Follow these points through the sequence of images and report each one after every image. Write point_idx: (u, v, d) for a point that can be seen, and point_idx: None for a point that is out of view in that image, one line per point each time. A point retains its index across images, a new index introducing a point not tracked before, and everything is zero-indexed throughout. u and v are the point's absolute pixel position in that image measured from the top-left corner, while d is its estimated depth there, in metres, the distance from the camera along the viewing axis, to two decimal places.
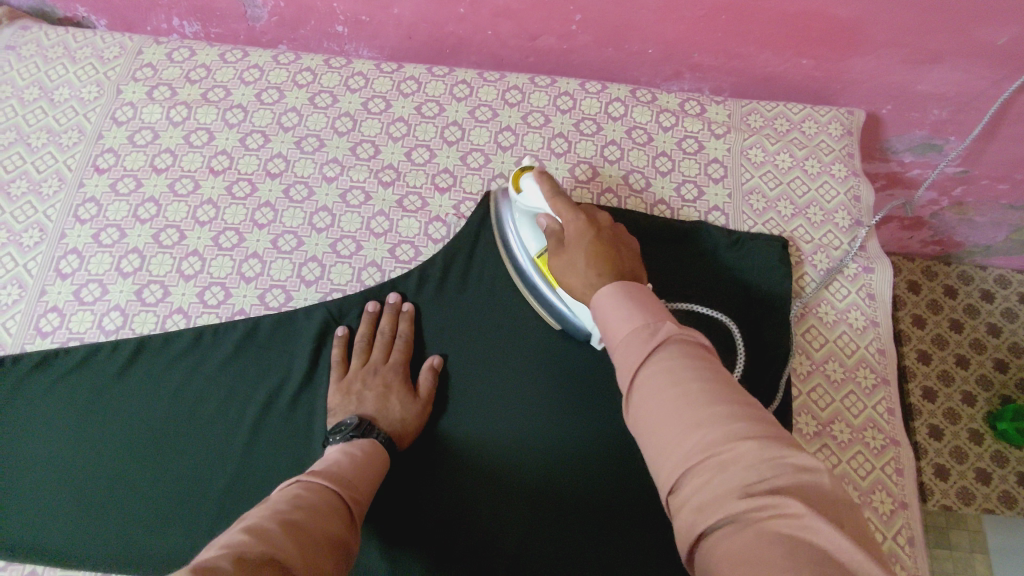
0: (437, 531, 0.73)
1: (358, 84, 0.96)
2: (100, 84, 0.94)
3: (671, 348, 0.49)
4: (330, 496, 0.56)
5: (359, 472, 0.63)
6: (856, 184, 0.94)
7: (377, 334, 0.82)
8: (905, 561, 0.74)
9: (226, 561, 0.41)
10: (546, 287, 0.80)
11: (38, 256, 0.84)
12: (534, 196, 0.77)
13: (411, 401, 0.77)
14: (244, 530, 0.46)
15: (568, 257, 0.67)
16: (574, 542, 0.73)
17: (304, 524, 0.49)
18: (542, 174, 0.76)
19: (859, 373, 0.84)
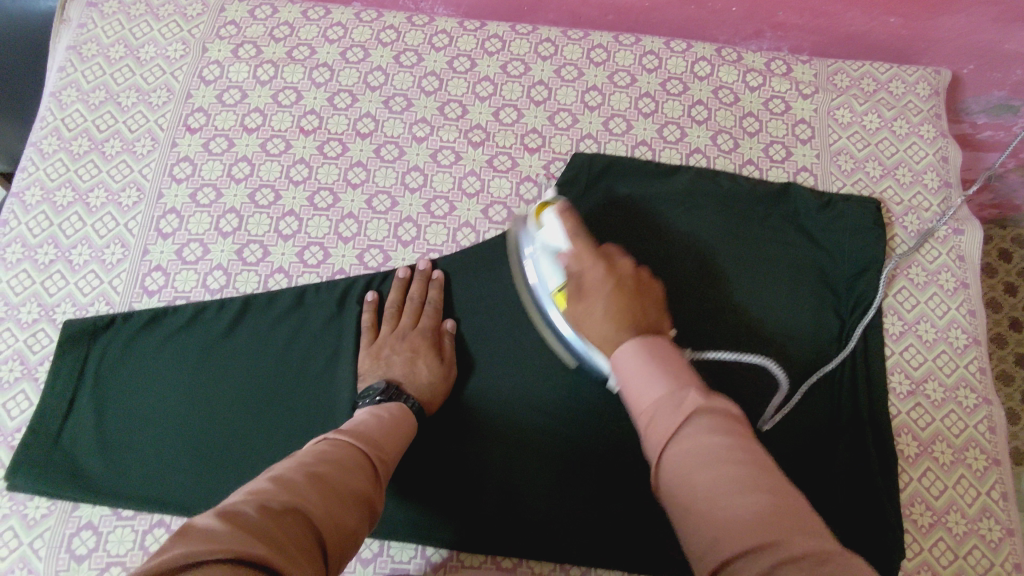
0: (459, 496, 0.75)
1: (442, 42, 0.96)
2: (185, 42, 0.94)
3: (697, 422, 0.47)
4: (353, 453, 0.58)
5: (388, 433, 0.65)
6: (944, 145, 0.94)
7: (407, 300, 0.82)
8: (999, 516, 0.76)
9: (249, 507, 0.47)
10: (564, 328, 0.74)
11: (138, 215, 0.85)
12: (555, 232, 0.71)
13: (439, 368, 0.77)
14: (272, 478, 0.51)
15: (587, 307, 0.63)
16: (585, 528, 0.74)
17: (329, 477, 0.53)
18: (565, 210, 0.71)
19: (951, 334, 0.84)
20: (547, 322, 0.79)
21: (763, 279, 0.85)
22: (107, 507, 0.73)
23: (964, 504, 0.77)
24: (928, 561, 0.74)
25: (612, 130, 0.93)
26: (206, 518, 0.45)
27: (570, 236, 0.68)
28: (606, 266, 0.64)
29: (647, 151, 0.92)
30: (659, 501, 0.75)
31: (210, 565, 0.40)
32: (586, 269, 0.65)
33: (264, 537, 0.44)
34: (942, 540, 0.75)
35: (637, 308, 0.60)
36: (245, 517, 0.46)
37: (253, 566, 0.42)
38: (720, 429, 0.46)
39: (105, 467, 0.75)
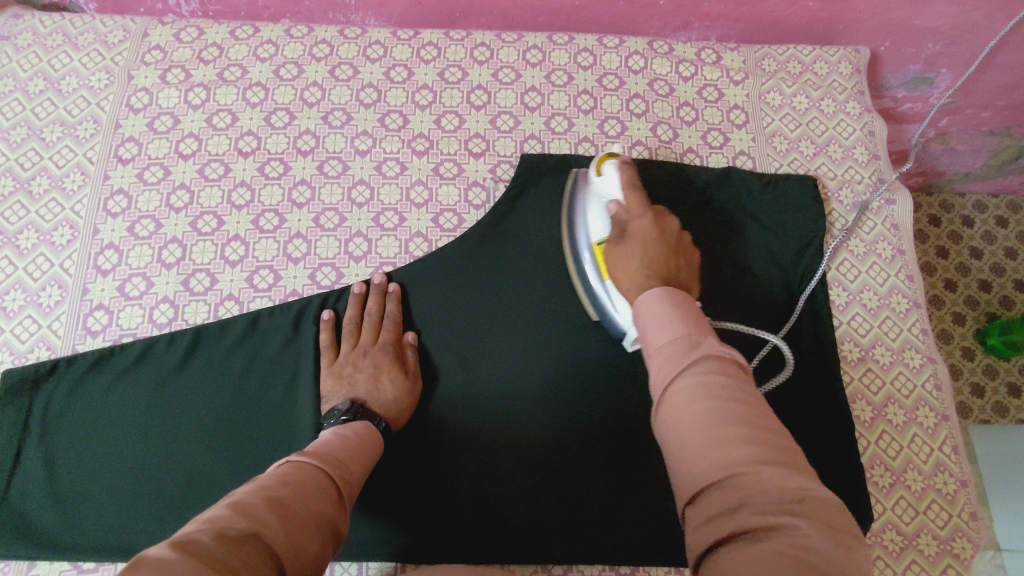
0: (433, 509, 0.74)
1: (377, 53, 0.95)
2: (109, 71, 0.91)
3: (713, 362, 0.48)
4: (315, 474, 0.57)
5: (352, 454, 0.64)
6: (870, 120, 0.98)
7: (365, 315, 0.81)
8: (952, 468, 0.80)
9: (206, 535, 0.45)
10: (594, 279, 0.76)
11: (74, 254, 0.82)
12: (612, 181, 0.75)
13: (403, 382, 0.76)
14: (230, 505, 0.50)
15: (627, 249, 0.69)
16: (557, 529, 0.74)
17: (289, 500, 0.52)
18: (625, 164, 0.75)
19: (893, 300, 0.88)
20: (575, 267, 0.80)
21: (717, 262, 0.87)
22: (66, 562, 0.70)
23: (920, 461, 0.80)
24: (892, 519, 0.77)
25: (555, 129, 0.94)
26: (161, 549, 0.43)
27: (625, 188, 0.73)
28: (653, 219, 0.70)
29: (590, 147, 0.93)
30: (630, 491, 0.76)
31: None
32: (633, 218, 0.71)
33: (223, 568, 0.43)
34: (903, 499, 0.78)
35: (673, 256, 0.67)
36: (202, 546, 0.44)
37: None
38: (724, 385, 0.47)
39: (61, 520, 0.71)
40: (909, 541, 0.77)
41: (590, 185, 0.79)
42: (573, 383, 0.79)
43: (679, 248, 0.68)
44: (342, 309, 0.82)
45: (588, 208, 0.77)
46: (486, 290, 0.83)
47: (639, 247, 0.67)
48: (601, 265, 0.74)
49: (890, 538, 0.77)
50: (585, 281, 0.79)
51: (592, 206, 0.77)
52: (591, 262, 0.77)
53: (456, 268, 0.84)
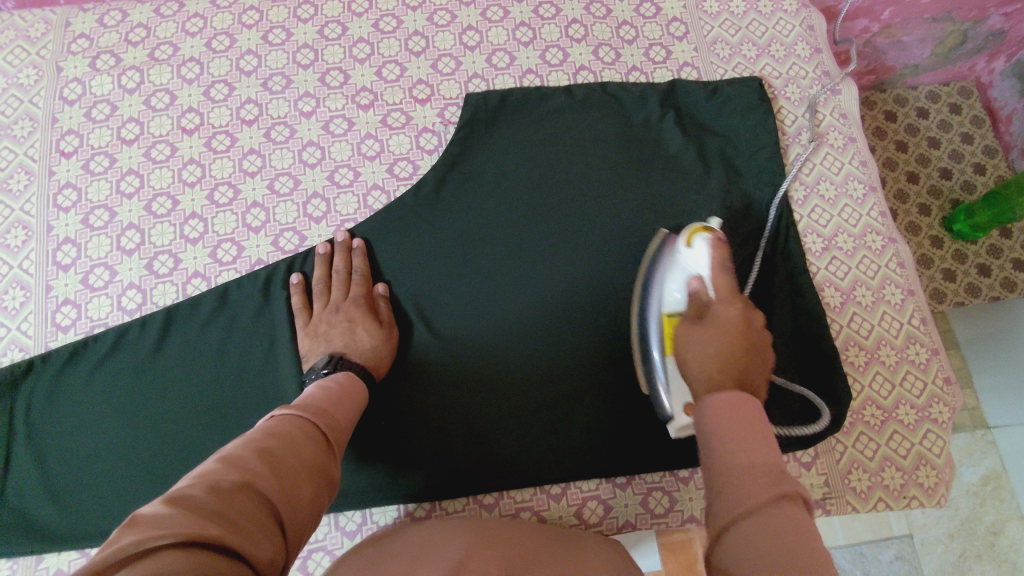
0: (428, 449, 0.76)
1: (307, 12, 0.94)
2: (37, 66, 0.89)
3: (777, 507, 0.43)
4: (306, 427, 0.58)
5: (338, 402, 0.65)
6: (808, 15, 0.98)
7: (333, 274, 0.81)
8: (924, 340, 0.82)
9: (198, 488, 0.46)
10: (653, 350, 0.72)
11: (31, 253, 0.81)
12: (700, 258, 0.71)
13: (380, 332, 0.77)
14: (221, 458, 0.51)
15: (702, 332, 0.63)
16: (550, 449, 0.76)
17: (278, 449, 0.53)
18: (718, 242, 0.71)
19: (849, 188, 0.89)
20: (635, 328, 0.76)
21: (675, 172, 0.88)
22: (73, 551, 0.71)
23: (891, 337, 0.82)
24: (871, 396, 0.80)
25: (497, 65, 0.93)
26: (154, 505, 0.43)
27: (718, 266, 0.69)
28: (740, 308, 0.64)
29: (535, 78, 0.93)
30: (614, 401, 0.77)
31: (163, 550, 0.39)
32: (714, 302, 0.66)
33: (216, 516, 0.44)
34: (879, 374, 0.81)
35: (745, 355, 0.60)
36: (195, 498, 0.45)
37: (207, 547, 0.41)
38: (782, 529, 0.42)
39: (61, 513, 0.72)
40: (889, 413, 0.79)
41: (671, 253, 0.75)
42: (553, 311, 0.81)
43: (757, 349, 0.62)
44: (309, 272, 0.82)
45: (666, 275, 0.74)
46: (451, 233, 0.84)
47: (720, 335, 0.61)
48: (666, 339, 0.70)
49: (871, 413, 0.79)
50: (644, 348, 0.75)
51: (673, 277, 0.73)
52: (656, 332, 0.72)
53: (420, 216, 0.84)
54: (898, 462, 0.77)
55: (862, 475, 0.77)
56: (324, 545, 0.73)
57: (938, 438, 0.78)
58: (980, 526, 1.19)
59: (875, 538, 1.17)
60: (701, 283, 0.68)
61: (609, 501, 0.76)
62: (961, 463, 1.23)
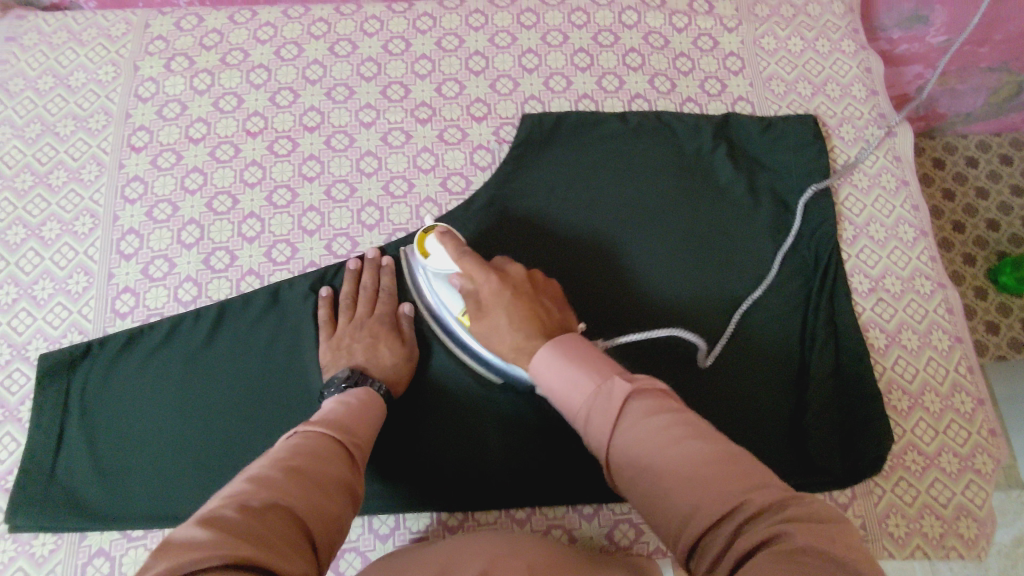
0: (452, 473, 0.76)
1: (374, 27, 0.97)
2: (115, 64, 0.93)
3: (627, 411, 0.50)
4: (330, 444, 0.59)
5: (361, 420, 0.66)
6: (865, 56, 0.99)
7: (360, 289, 0.82)
8: (969, 388, 0.81)
9: (229, 509, 0.47)
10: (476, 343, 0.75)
11: (96, 241, 0.84)
12: (439, 261, 0.73)
13: (401, 350, 0.78)
14: (248, 479, 0.51)
15: (491, 320, 0.66)
16: (577, 475, 0.76)
17: (305, 467, 0.54)
18: (444, 233, 0.74)
19: (900, 230, 0.89)
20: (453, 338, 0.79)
21: (724, 204, 0.88)
22: (117, 531, 0.73)
23: (936, 383, 0.81)
24: (913, 441, 0.79)
25: (554, 88, 0.95)
26: (190, 529, 0.44)
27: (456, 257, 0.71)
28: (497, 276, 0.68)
29: (590, 103, 0.94)
30: None
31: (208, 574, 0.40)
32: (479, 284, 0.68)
33: (250, 537, 0.45)
34: (923, 420, 0.80)
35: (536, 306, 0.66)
36: (227, 519, 0.46)
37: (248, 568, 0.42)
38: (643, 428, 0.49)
39: (108, 494, 0.74)
40: (931, 460, 0.78)
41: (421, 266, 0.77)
42: (591, 331, 0.81)
43: (534, 299, 0.67)
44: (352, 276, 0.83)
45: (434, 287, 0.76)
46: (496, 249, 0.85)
47: (502, 314, 0.65)
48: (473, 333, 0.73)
49: (912, 459, 0.78)
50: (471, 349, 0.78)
51: (439, 286, 0.75)
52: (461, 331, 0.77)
53: (466, 232, 0.86)
54: (938, 511, 0.76)
55: (900, 521, 0.76)
56: (358, 546, 0.74)
57: (980, 489, 0.77)
58: None
59: None
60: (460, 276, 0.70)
61: (640, 525, 0.75)
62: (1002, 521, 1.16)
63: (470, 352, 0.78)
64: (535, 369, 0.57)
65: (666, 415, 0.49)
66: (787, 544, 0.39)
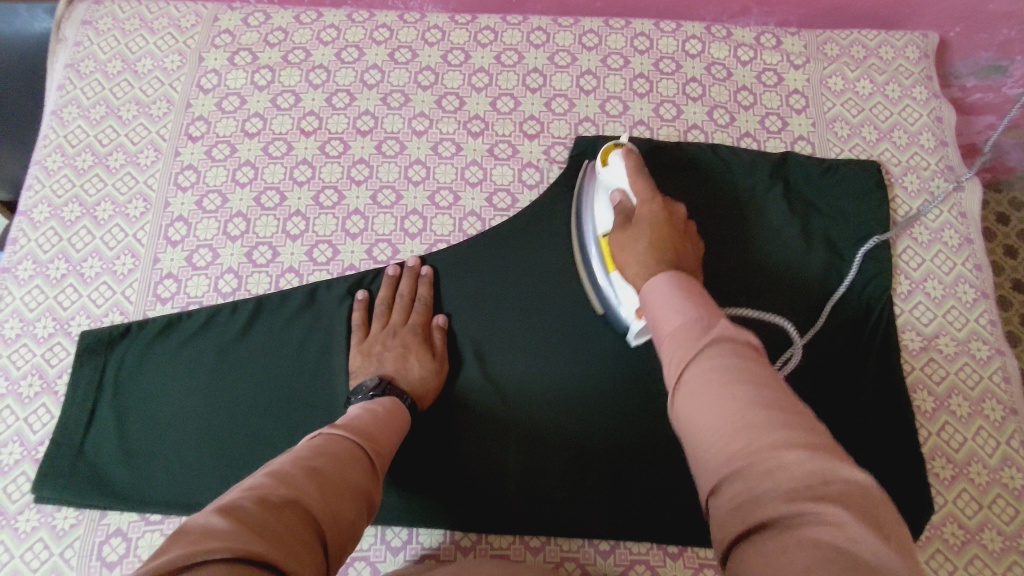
0: (469, 489, 0.75)
1: (435, 37, 0.97)
2: (182, 53, 0.95)
3: (710, 348, 0.46)
4: (352, 449, 0.58)
5: (383, 429, 0.65)
6: (937, 105, 0.95)
7: (396, 297, 0.82)
8: (1020, 463, 0.77)
9: (248, 501, 0.47)
10: (600, 271, 0.76)
11: (146, 225, 0.86)
12: (617, 172, 0.74)
13: (431, 363, 0.78)
14: (268, 474, 0.51)
15: (632, 234, 0.66)
16: (597, 509, 0.74)
17: (326, 470, 0.54)
18: (631, 153, 0.74)
19: (959, 289, 0.85)
20: (581, 257, 0.80)
21: (772, 245, 0.86)
22: (134, 513, 0.73)
23: (984, 454, 0.77)
24: (954, 512, 0.75)
25: (609, 112, 0.94)
26: (206, 513, 0.44)
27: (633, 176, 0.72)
28: (662, 205, 0.68)
29: (645, 130, 0.93)
30: (669, 468, 0.75)
31: (215, 563, 0.40)
32: (642, 203, 0.69)
33: (264, 533, 0.44)
34: (966, 492, 0.76)
35: (678, 240, 0.65)
36: (245, 510, 0.46)
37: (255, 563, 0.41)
38: (720, 365, 0.45)
39: (131, 475, 0.75)
40: (972, 535, 0.74)
41: (596, 175, 0.78)
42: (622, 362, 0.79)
43: (685, 239, 0.66)
44: (393, 284, 0.83)
45: (595, 199, 0.77)
46: (532, 269, 0.84)
47: (648, 230, 0.65)
48: (606, 258, 0.74)
49: (951, 531, 0.74)
50: (592, 273, 0.79)
51: (600, 200, 0.76)
52: (599, 255, 0.76)
53: (510, 249, 0.85)
54: None
55: None
56: (368, 555, 0.73)
57: None
58: None
59: None
60: (624, 194, 0.71)
61: (659, 570, 0.72)
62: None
63: (589, 277, 0.80)
64: (646, 288, 0.55)
65: (744, 365, 0.44)
66: (815, 528, 0.34)
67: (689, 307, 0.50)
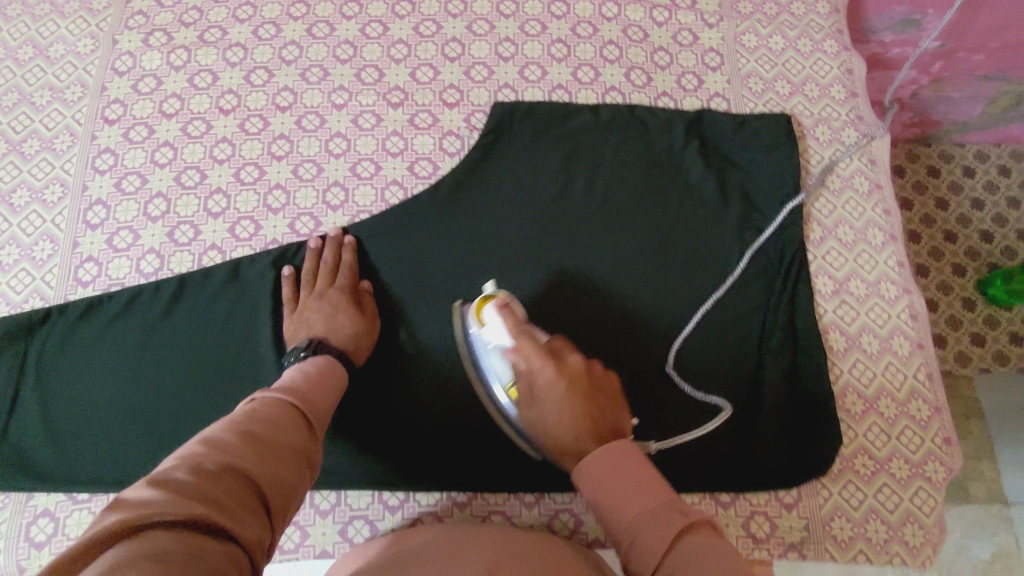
0: (412, 449, 0.77)
1: (352, 10, 0.97)
2: (94, 37, 0.94)
3: (685, 547, 0.44)
4: (285, 410, 0.56)
5: (315, 390, 0.63)
6: (848, 58, 0.97)
7: (321, 264, 0.82)
8: (926, 396, 0.80)
9: (181, 469, 0.44)
10: (525, 427, 0.68)
11: (65, 210, 0.86)
12: (496, 330, 0.69)
13: (361, 323, 0.78)
14: (202, 442, 0.48)
15: (540, 413, 0.59)
16: (534, 460, 0.77)
17: (263, 434, 0.51)
18: (506, 307, 0.69)
19: (869, 234, 0.88)
20: (505, 419, 0.72)
21: (688, 200, 0.88)
22: (62, 494, 0.74)
23: (893, 389, 0.81)
24: (864, 445, 0.78)
25: (528, 77, 0.95)
26: (141, 486, 0.41)
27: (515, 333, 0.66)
28: (556, 365, 0.59)
29: (563, 94, 0.94)
30: None
31: (151, 533, 0.37)
32: (535, 369, 0.60)
33: (201, 499, 0.42)
34: (876, 425, 0.79)
35: (595, 406, 0.57)
36: (183, 479, 0.43)
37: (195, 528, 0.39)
38: (700, 562, 0.43)
39: (58, 456, 0.75)
40: (881, 465, 0.78)
41: (473, 334, 0.73)
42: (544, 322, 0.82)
43: (598, 393, 0.59)
44: (317, 256, 0.83)
45: (489, 358, 0.71)
46: (454, 236, 0.85)
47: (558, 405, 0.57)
48: None
49: (861, 463, 0.78)
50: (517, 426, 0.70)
51: (494, 358, 0.70)
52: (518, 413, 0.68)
53: (432, 218, 0.86)
54: (884, 516, 0.76)
55: (844, 524, 0.76)
56: (297, 519, 0.74)
57: (929, 497, 0.76)
58: None
59: None
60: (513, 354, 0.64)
61: (581, 517, 0.76)
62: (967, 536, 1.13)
63: (516, 429, 0.71)
64: (582, 476, 0.51)
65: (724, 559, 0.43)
66: None
67: (645, 494, 0.48)
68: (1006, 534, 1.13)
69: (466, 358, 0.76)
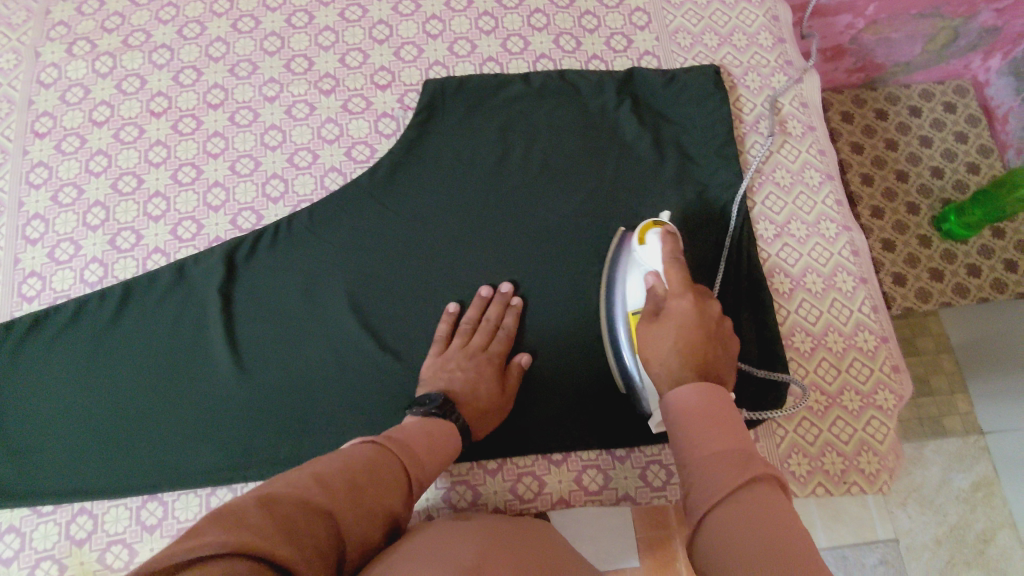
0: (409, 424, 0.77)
1: (276, 2, 0.97)
2: (17, 51, 0.93)
3: (749, 486, 0.43)
4: (390, 460, 0.54)
5: (429, 442, 0.60)
6: (772, 6, 0.98)
7: None
8: (872, 327, 0.82)
9: (290, 502, 0.45)
10: (625, 350, 0.71)
11: (3, 228, 0.85)
12: (654, 254, 0.69)
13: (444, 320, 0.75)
14: (309, 478, 0.48)
15: (660, 333, 0.58)
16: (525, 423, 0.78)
17: (365, 483, 0.50)
18: (670, 235, 0.69)
19: (806, 175, 0.89)
20: (609, 335, 0.75)
21: (627, 157, 0.88)
22: (26, 508, 0.74)
23: (840, 323, 0.82)
24: (815, 381, 0.80)
25: (457, 53, 0.95)
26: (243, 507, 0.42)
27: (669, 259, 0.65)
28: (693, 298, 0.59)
29: (495, 66, 0.94)
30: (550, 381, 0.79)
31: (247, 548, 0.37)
32: (671, 294, 0.60)
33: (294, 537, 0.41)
34: (825, 360, 0.81)
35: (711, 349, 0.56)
36: (281, 504, 0.44)
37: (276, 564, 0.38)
38: (753, 506, 0.42)
39: (18, 471, 0.75)
40: (833, 399, 0.79)
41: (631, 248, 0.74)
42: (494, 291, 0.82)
43: (716, 337, 0.58)
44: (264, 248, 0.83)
45: (627, 274, 0.73)
46: (399, 216, 0.85)
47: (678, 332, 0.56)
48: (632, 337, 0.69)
49: (814, 399, 0.79)
50: (616, 350, 0.73)
51: (633, 276, 0.72)
52: (626, 335, 0.71)
53: (373, 199, 0.86)
54: (839, 447, 0.78)
55: (802, 459, 0.77)
56: None
57: (882, 425, 0.78)
58: (969, 534, 1.09)
59: (858, 542, 1.07)
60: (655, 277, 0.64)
61: (543, 478, 0.77)
62: (950, 468, 1.11)
63: (613, 351, 0.74)
64: (674, 396, 0.51)
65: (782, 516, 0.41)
66: None
67: (728, 437, 0.47)
68: (985, 461, 1.11)
69: (606, 275, 0.78)
